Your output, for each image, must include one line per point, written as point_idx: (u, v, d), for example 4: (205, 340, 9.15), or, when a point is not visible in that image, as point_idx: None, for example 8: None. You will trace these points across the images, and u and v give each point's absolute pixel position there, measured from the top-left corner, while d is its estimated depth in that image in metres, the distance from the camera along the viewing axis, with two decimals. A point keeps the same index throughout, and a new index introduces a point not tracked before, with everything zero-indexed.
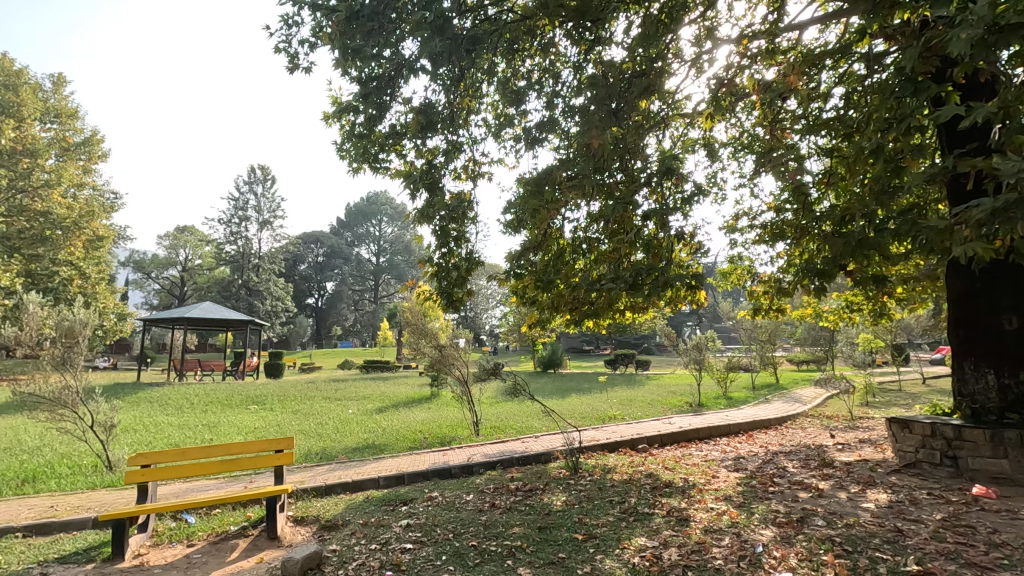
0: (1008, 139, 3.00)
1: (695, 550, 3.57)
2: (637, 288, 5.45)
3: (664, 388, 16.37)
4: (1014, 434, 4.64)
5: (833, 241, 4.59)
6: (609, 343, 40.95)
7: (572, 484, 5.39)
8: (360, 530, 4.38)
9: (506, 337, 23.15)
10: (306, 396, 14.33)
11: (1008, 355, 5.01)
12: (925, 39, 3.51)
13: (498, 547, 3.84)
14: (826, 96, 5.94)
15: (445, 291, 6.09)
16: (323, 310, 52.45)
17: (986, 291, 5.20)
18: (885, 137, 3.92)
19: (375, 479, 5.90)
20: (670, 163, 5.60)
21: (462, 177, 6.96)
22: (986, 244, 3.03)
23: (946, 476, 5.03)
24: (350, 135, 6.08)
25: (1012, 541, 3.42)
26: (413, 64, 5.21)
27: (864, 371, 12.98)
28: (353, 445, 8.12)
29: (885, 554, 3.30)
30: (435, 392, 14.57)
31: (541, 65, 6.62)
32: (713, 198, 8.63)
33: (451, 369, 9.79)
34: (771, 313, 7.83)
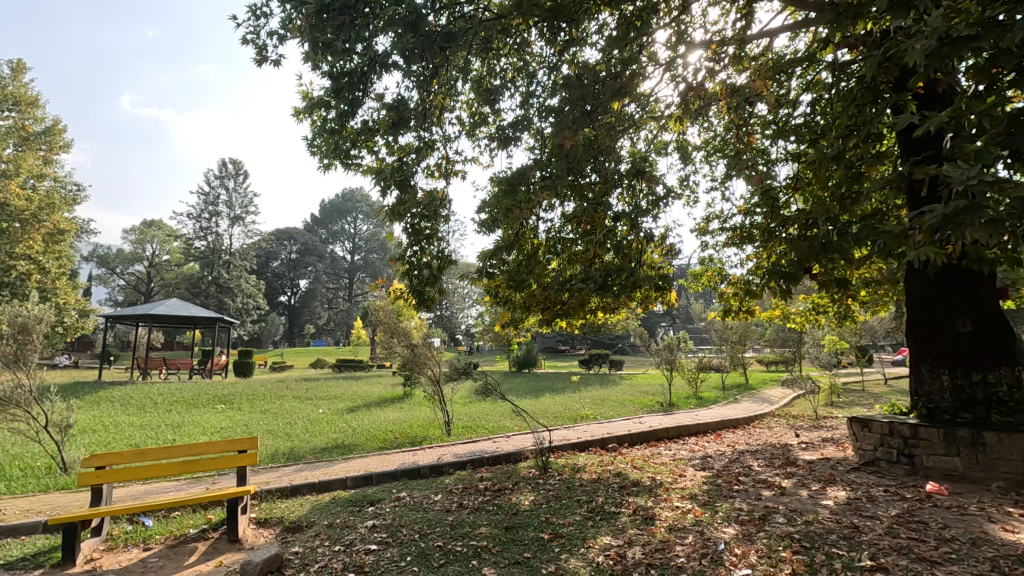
0: (959, 147, 3.11)
1: (658, 548, 3.60)
2: (607, 289, 5.50)
3: (638, 388, 16.50)
4: (966, 433, 4.83)
5: (798, 245, 4.69)
6: (584, 343, 41.19)
7: (541, 484, 5.38)
8: (324, 532, 4.31)
9: (482, 337, 23.12)
10: (275, 396, 14.07)
11: (962, 356, 5.20)
12: (884, 48, 3.61)
13: (464, 547, 3.82)
14: (795, 103, 6.07)
15: (417, 290, 6.04)
16: (296, 309, 51.63)
17: (941, 294, 5.39)
18: (846, 143, 4.01)
19: (342, 479, 5.83)
20: (641, 166, 5.67)
21: (436, 176, 6.93)
22: (938, 249, 3.14)
23: (903, 473, 5.19)
24: (321, 131, 5.95)
25: (960, 536, 3.54)
26: (386, 60, 5.15)
27: (829, 372, 13.31)
28: (321, 445, 7.99)
29: (840, 550, 3.38)
30: (407, 391, 14.45)
31: (516, 65, 6.61)
32: (686, 201, 8.76)
33: (423, 368, 9.73)
34: (740, 315, 7.97)
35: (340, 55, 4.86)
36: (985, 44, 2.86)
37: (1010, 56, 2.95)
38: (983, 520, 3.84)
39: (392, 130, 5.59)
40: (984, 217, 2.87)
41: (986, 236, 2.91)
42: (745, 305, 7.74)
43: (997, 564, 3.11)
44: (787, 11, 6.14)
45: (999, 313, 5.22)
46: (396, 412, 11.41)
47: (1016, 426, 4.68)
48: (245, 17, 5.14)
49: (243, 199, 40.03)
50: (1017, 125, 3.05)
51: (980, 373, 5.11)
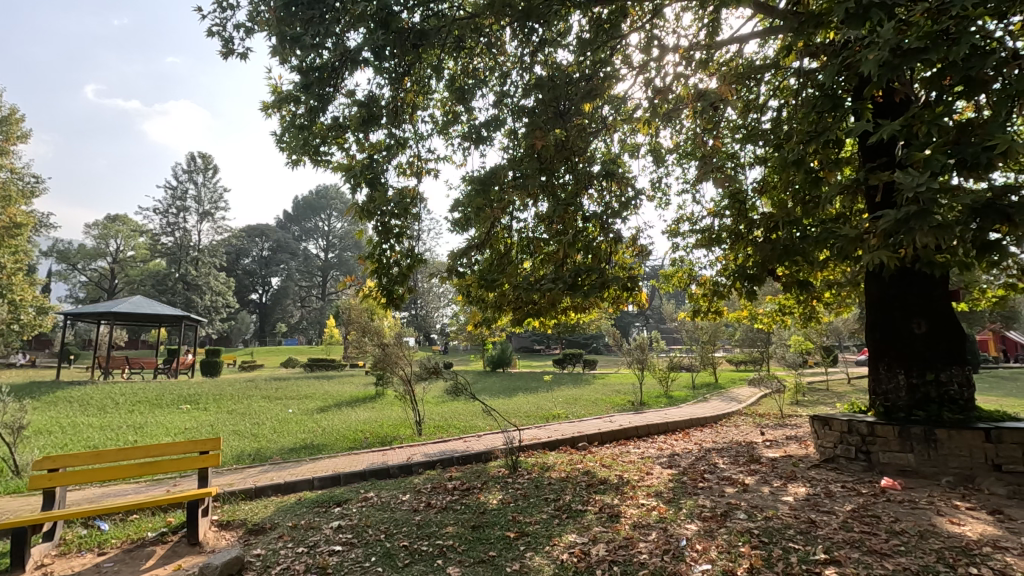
0: (909, 155, 3.23)
1: (622, 545, 3.66)
2: (576, 289, 5.49)
3: (611, 387, 16.57)
4: (919, 429, 5.00)
5: (762, 248, 4.80)
6: (558, 343, 41.33)
7: (510, 483, 5.39)
8: (288, 533, 4.25)
9: (456, 336, 23.04)
10: (242, 395, 13.79)
11: (917, 356, 5.38)
12: (842, 57, 3.73)
13: (430, 546, 3.80)
14: (763, 109, 6.21)
15: (386, 288, 6.01)
16: (268, 307, 50.76)
17: (899, 295, 5.57)
18: (806, 148, 4.11)
19: (309, 481, 5.75)
20: (611, 167, 5.74)
21: (408, 174, 6.90)
22: (890, 252, 3.26)
23: (860, 470, 5.34)
24: (290, 126, 5.84)
25: (910, 529, 3.67)
26: (357, 56, 5.08)
27: (794, 372, 13.66)
28: (288, 445, 7.87)
29: (796, 544, 3.48)
30: (380, 391, 14.29)
31: (490, 63, 6.61)
32: (657, 203, 8.89)
33: (395, 368, 9.62)
34: (708, 316, 8.11)
35: (308, 50, 4.77)
36: (933, 57, 2.99)
37: (956, 68, 3.09)
38: (932, 514, 3.99)
39: (363, 127, 5.51)
40: (932, 223, 2.99)
41: (934, 241, 3.03)
42: (714, 305, 7.89)
43: (942, 555, 3.23)
44: (756, 18, 6.28)
45: (952, 315, 5.43)
46: (367, 412, 11.30)
47: (964, 423, 4.89)
48: (210, 9, 5.02)
49: (213, 194, 39.08)
50: (964, 135, 3.20)
51: (933, 373, 5.30)
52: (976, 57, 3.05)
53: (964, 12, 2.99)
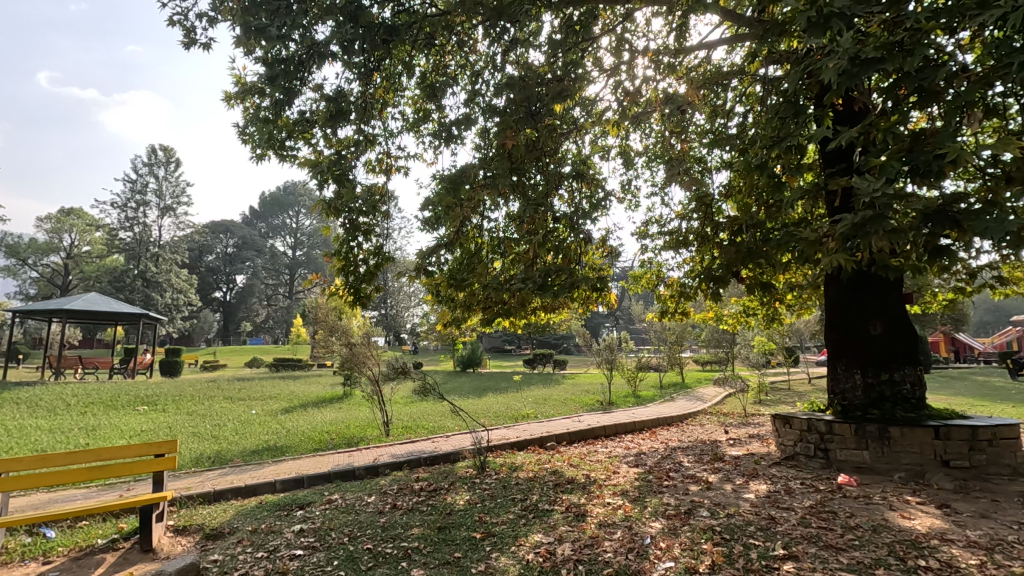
0: (867, 161, 3.34)
1: (588, 544, 3.67)
2: (546, 289, 5.42)
3: (580, 387, 16.69)
4: (874, 427, 5.17)
5: (727, 250, 4.91)
6: (529, 343, 41.44)
7: (477, 483, 5.38)
8: (247, 538, 4.13)
9: (427, 336, 22.85)
10: (204, 397, 13.38)
11: (873, 357, 5.57)
12: (804, 65, 3.83)
13: (394, 549, 3.74)
14: (730, 114, 6.33)
15: (352, 287, 5.90)
16: (233, 305, 49.46)
17: (856, 298, 5.75)
18: (769, 154, 4.22)
19: (270, 483, 5.60)
20: (582, 169, 5.78)
21: (376, 171, 6.80)
22: (847, 256, 3.37)
23: (819, 467, 5.49)
24: (254, 119, 5.68)
25: (864, 524, 3.80)
26: (326, 49, 4.98)
27: (757, 372, 14.00)
28: (250, 448, 7.66)
29: (757, 541, 3.55)
30: (347, 391, 14.08)
31: (463, 61, 6.56)
32: (627, 205, 8.99)
33: (363, 367, 9.47)
34: (676, 317, 8.22)
35: (274, 41, 4.64)
36: (890, 67, 3.11)
37: (910, 79, 3.21)
38: (885, 508, 4.13)
39: (331, 122, 5.38)
40: (886, 227, 3.11)
41: (888, 245, 3.15)
42: (681, 306, 8.02)
43: (893, 549, 3.35)
44: (724, 25, 6.40)
45: (906, 317, 5.64)
46: (334, 413, 11.13)
47: (916, 421, 5.09)
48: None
49: (175, 188, 37.87)
50: (917, 143, 3.32)
51: (888, 373, 5.50)
52: (929, 69, 3.18)
53: (919, 25, 3.11)
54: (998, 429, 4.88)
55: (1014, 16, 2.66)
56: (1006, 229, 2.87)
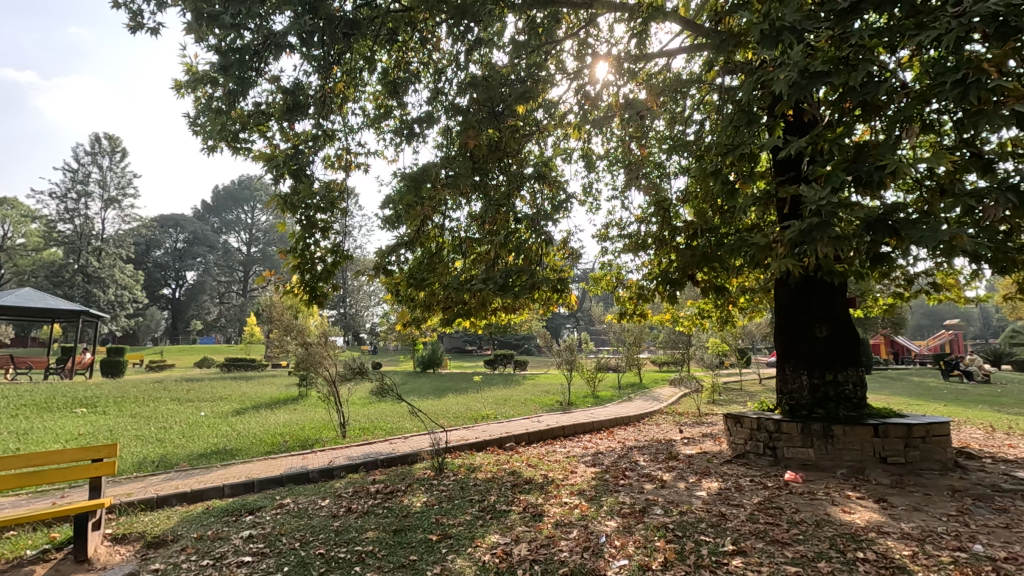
0: (814, 170, 3.48)
1: (544, 544, 3.69)
2: (506, 289, 5.42)
3: (540, 387, 16.82)
4: (819, 426, 5.39)
5: (683, 254, 5.03)
6: (490, 343, 41.44)
7: (435, 484, 5.33)
8: (191, 545, 3.96)
9: (387, 337, 22.54)
10: (149, 398, 12.80)
11: (819, 358, 5.81)
12: (758, 76, 3.95)
13: (348, 553, 3.66)
14: (689, 121, 6.49)
15: (308, 285, 5.74)
16: (182, 303, 47.51)
17: (804, 302, 5.98)
18: (724, 161, 4.34)
19: (218, 488, 5.39)
20: (543, 170, 5.81)
21: (336, 167, 6.66)
22: (794, 261, 3.51)
23: (767, 464, 5.69)
24: (206, 110, 5.46)
25: (808, 519, 3.95)
26: (282, 40, 4.83)
27: (711, 372, 14.40)
28: (198, 451, 7.37)
29: (708, 537, 3.65)
30: (303, 392, 13.74)
31: (425, 58, 6.50)
32: (588, 208, 9.10)
33: (319, 367, 9.25)
34: (635, 318, 8.33)
35: (227, 30, 4.47)
36: (836, 80, 3.25)
37: (855, 93, 3.36)
38: (828, 504, 4.31)
39: (288, 115, 5.21)
40: (831, 234, 3.25)
41: (832, 251, 3.30)
42: (639, 308, 8.17)
43: (834, 542, 3.50)
44: (683, 35, 6.56)
45: (850, 321, 5.90)
46: (288, 414, 10.83)
47: (857, 420, 5.33)
48: None
49: (121, 179, 36.10)
50: (859, 155, 3.49)
51: (832, 373, 5.74)
52: (872, 84, 3.33)
53: (862, 42, 3.26)
54: (931, 426, 5.17)
55: (948, 38, 2.84)
56: (940, 238, 3.04)
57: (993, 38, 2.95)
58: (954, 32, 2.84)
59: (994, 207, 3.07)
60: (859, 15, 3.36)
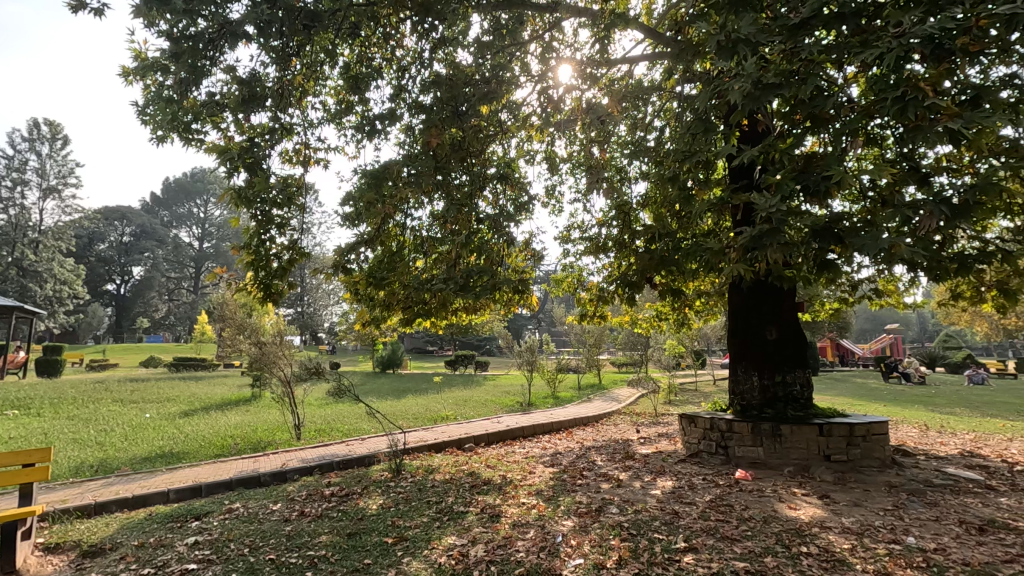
0: (765, 179, 3.60)
1: (500, 545, 3.69)
2: (467, 289, 5.40)
3: (501, 388, 16.86)
4: (768, 426, 5.59)
5: (642, 257, 5.14)
6: (451, 344, 41.30)
7: (392, 486, 5.26)
8: (131, 554, 3.77)
9: (345, 337, 22.13)
10: (89, 399, 12.16)
11: (768, 359, 6.02)
12: (714, 86, 4.06)
13: (300, 558, 3.57)
14: (649, 127, 6.62)
15: (263, 283, 5.54)
16: (127, 299, 45.34)
17: (756, 306, 6.20)
18: (681, 167, 4.44)
19: (163, 493, 5.17)
20: (506, 171, 5.82)
21: (293, 162, 6.49)
22: (746, 266, 3.62)
23: (719, 463, 5.86)
24: (155, 98, 5.23)
25: (756, 516, 4.09)
26: (238, 29, 4.68)
27: (667, 373, 14.77)
28: (141, 454, 7.04)
29: (661, 535, 3.72)
30: (256, 393, 13.32)
31: (388, 54, 6.41)
32: (550, 210, 9.17)
33: (273, 368, 8.99)
34: (595, 320, 8.42)
35: (180, 16, 4.30)
36: (786, 93, 3.38)
37: (804, 105, 3.49)
38: (775, 500, 4.48)
39: (243, 107, 5.03)
40: (780, 241, 3.38)
41: (781, 257, 3.42)
42: (599, 310, 8.27)
43: (780, 537, 3.63)
44: (645, 42, 6.69)
45: (798, 324, 6.15)
46: (239, 416, 10.48)
47: (803, 419, 5.55)
48: None
49: (62, 167, 34.17)
50: (808, 165, 3.63)
51: (781, 375, 5.97)
52: (820, 98, 3.48)
53: (811, 57, 3.40)
54: (871, 425, 5.43)
55: (889, 57, 2.99)
56: (880, 246, 3.19)
57: (929, 59, 3.13)
58: (894, 52, 3.00)
59: (929, 218, 3.24)
60: (809, 31, 3.50)
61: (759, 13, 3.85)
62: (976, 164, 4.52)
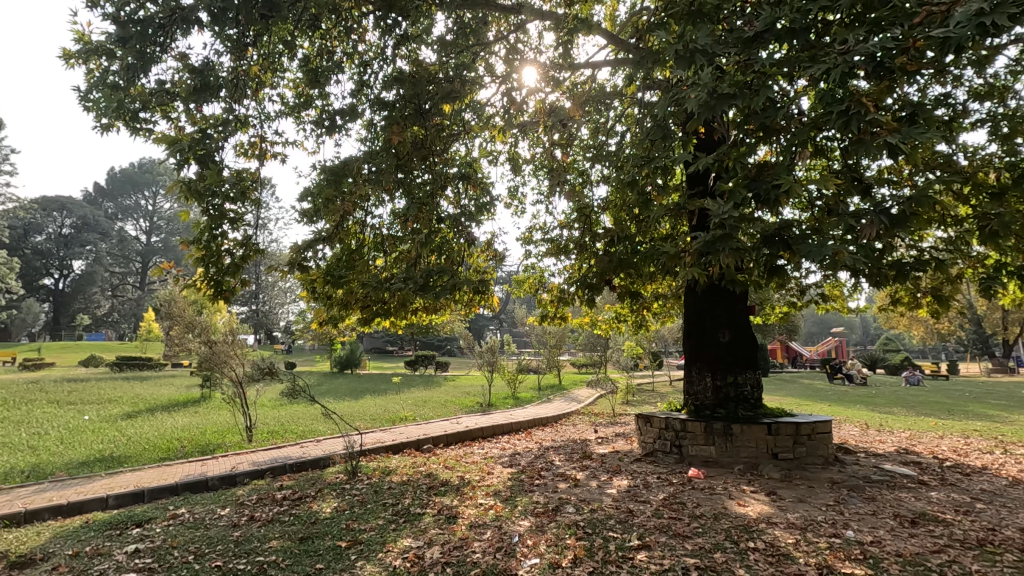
0: (720, 186, 3.71)
1: (456, 546, 3.68)
2: (427, 289, 5.34)
3: (462, 388, 16.81)
4: (720, 425, 5.76)
5: (601, 259, 5.22)
6: (411, 344, 40.93)
7: (347, 489, 5.16)
8: (65, 563, 3.57)
9: (301, 336, 21.63)
10: (20, 400, 11.43)
11: (721, 361, 6.21)
12: (673, 93, 4.15)
13: (248, 564, 3.45)
14: (611, 132, 6.74)
15: (213, 279, 5.33)
16: (66, 295, 42.93)
17: (710, 308, 6.38)
18: (640, 172, 4.53)
19: (101, 499, 4.91)
20: (468, 170, 5.80)
21: (249, 155, 6.29)
22: (701, 270, 3.73)
23: (673, 462, 6.00)
24: (99, 84, 4.97)
25: (707, 513, 4.21)
26: (191, 16, 4.51)
27: (625, 373, 15.09)
28: (77, 459, 6.67)
29: (615, 533, 3.78)
30: (206, 394, 12.84)
31: (349, 49, 6.30)
32: (513, 211, 9.20)
33: (223, 368, 8.69)
34: (556, 321, 8.48)
35: None
36: (739, 103, 3.49)
37: (757, 116, 3.62)
38: (726, 498, 4.62)
39: (194, 96, 4.83)
40: (732, 246, 3.49)
41: (733, 262, 3.53)
42: (559, 311, 8.34)
43: (729, 533, 3.75)
44: (608, 48, 6.81)
45: (749, 326, 6.36)
46: (187, 417, 10.08)
47: (753, 419, 5.75)
48: None
49: None
50: (759, 174, 3.77)
51: (733, 376, 6.16)
52: (772, 109, 3.61)
53: (764, 70, 3.53)
54: (816, 424, 5.68)
55: (835, 72, 3.13)
56: (824, 253, 3.34)
57: (872, 77, 3.29)
58: (839, 67, 3.15)
59: (870, 227, 3.42)
60: (763, 44, 3.64)
61: (716, 24, 3.97)
62: (913, 177, 4.80)
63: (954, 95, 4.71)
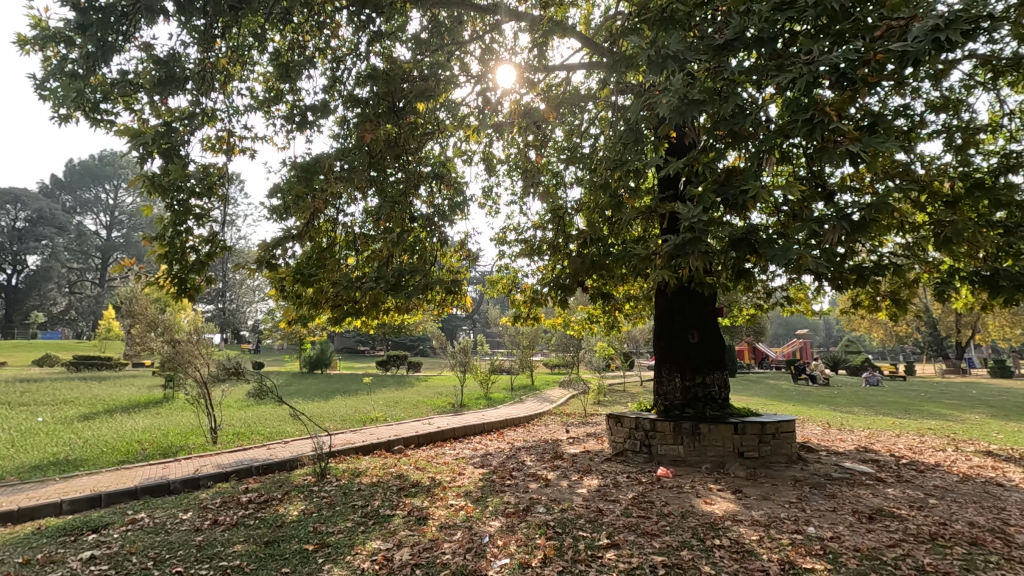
0: (690, 190, 3.78)
1: (426, 547, 3.65)
2: (399, 288, 5.29)
3: (434, 388, 16.73)
4: (689, 425, 5.86)
5: (574, 260, 5.25)
6: (383, 344, 40.51)
7: (316, 491, 5.08)
8: (14, 572, 3.42)
9: (270, 335, 21.19)
10: None
11: (690, 361, 6.33)
12: (646, 97, 4.21)
13: (211, 569, 3.37)
14: (584, 134, 6.79)
15: (177, 277, 5.17)
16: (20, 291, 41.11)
17: (680, 310, 6.48)
18: (613, 175, 4.57)
19: (55, 504, 4.72)
20: (442, 169, 5.77)
21: (216, 150, 6.13)
22: (670, 272, 3.79)
23: (642, 461, 6.08)
24: (57, 73, 4.78)
25: (674, 511, 4.28)
26: (156, 5, 4.37)
27: (597, 374, 15.23)
28: (30, 463, 6.39)
29: (585, 532, 3.82)
30: (168, 394, 12.47)
31: (321, 43, 6.20)
32: (487, 211, 9.19)
33: (187, 368, 8.44)
34: (528, 322, 8.50)
35: None
36: (709, 109, 3.56)
37: (726, 122, 3.70)
38: (693, 496, 4.70)
39: (159, 88, 4.69)
40: (701, 250, 3.55)
41: (702, 264, 3.60)
42: (532, 311, 8.37)
43: (696, 531, 3.82)
44: (582, 51, 6.86)
45: (717, 328, 6.50)
46: (148, 418, 9.76)
47: (720, 419, 5.87)
48: None
49: None
50: (728, 179, 3.85)
51: (701, 376, 6.28)
52: (740, 116, 3.69)
53: (733, 77, 3.61)
54: (780, 424, 5.83)
55: (800, 81, 3.22)
56: (789, 257, 3.43)
57: (836, 86, 3.40)
58: (805, 77, 3.25)
59: (832, 232, 3.53)
60: (732, 52, 3.72)
61: (688, 31, 4.04)
62: (874, 185, 4.96)
63: (912, 106, 4.89)
